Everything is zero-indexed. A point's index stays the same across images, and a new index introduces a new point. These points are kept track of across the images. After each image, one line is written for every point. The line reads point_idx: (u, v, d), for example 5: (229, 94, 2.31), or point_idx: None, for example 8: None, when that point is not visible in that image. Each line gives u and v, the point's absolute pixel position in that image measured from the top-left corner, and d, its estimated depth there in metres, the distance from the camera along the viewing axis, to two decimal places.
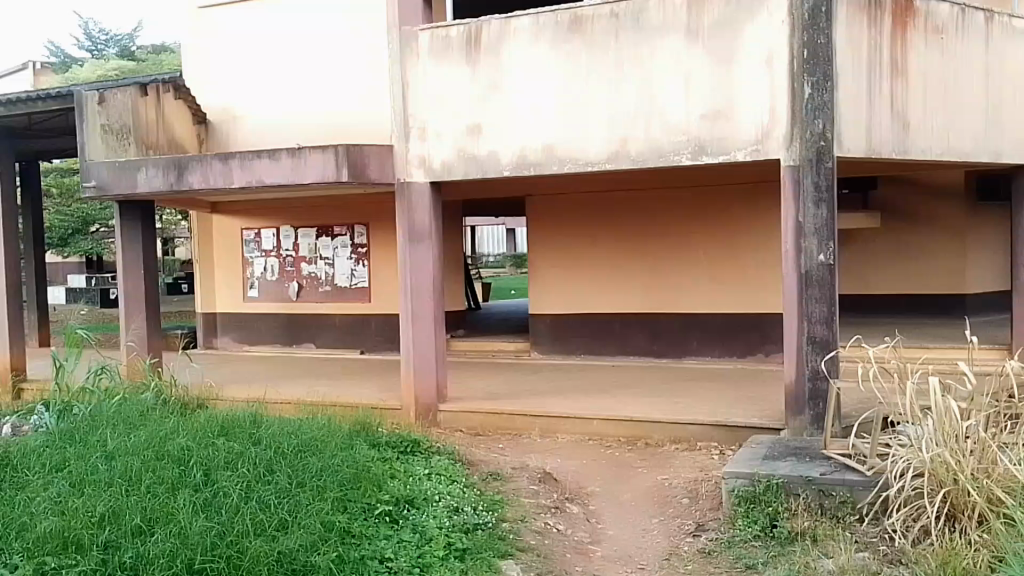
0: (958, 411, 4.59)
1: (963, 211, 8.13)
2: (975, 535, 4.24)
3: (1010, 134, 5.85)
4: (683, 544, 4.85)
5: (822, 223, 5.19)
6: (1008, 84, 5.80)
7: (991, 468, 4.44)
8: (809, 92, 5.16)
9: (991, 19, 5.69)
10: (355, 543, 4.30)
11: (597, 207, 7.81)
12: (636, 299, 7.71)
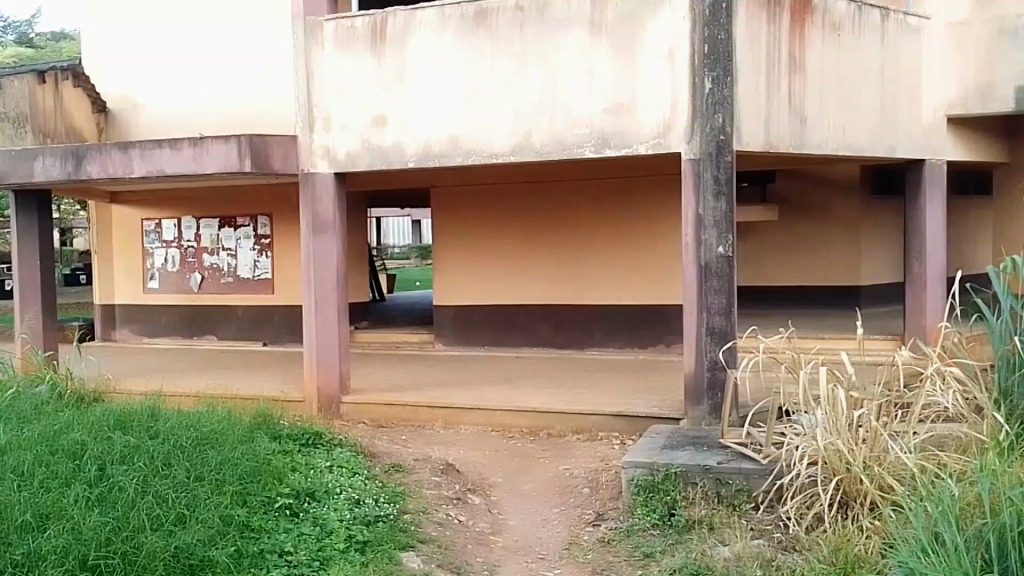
0: (846, 400, 4.59)
1: (860, 204, 8.28)
2: (866, 522, 4.22)
3: (904, 130, 6.01)
4: (584, 533, 4.87)
5: (721, 217, 5.27)
6: (901, 81, 5.96)
7: (882, 455, 4.44)
8: (709, 87, 5.22)
9: (887, 16, 5.83)
10: (254, 537, 4.26)
11: (518, 200, 7.78)
12: (555, 292, 7.72)
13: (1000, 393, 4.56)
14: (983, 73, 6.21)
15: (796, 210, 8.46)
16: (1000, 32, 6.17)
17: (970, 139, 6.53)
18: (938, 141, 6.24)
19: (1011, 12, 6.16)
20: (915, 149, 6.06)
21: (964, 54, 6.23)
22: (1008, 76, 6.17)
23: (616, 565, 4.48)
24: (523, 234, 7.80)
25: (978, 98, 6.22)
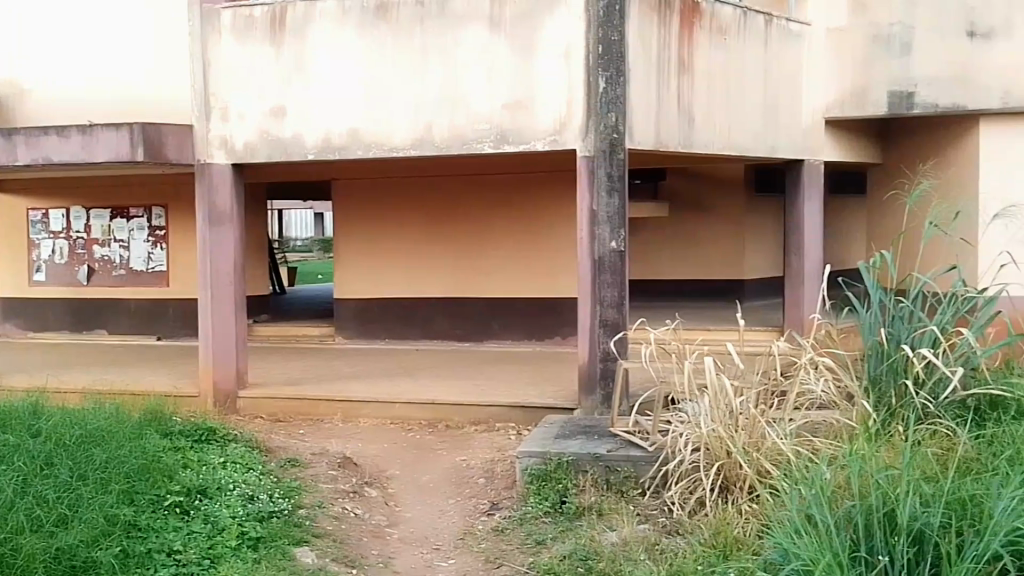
0: (733, 389, 4.73)
1: (741, 200, 8.63)
2: (744, 505, 4.38)
3: (787, 131, 6.31)
4: (478, 523, 4.95)
5: (614, 212, 5.40)
6: (783, 83, 6.25)
7: (761, 442, 4.54)
8: (603, 86, 5.32)
9: (770, 22, 6.11)
10: (141, 537, 4.17)
11: (427, 193, 7.79)
12: (460, 286, 7.76)
13: (871, 382, 4.56)
14: (860, 77, 6.57)
15: (683, 207, 8.78)
16: (875, 39, 6.53)
17: (848, 141, 6.92)
18: (818, 142, 6.57)
19: (885, 21, 6.51)
20: (796, 149, 6.38)
21: (842, 60, 6.60)
22: (881, 81, 6.54)
23: (509, 553, 4.57)
24: (431, 227, 7.82)
25: (854, 103, 6.59)
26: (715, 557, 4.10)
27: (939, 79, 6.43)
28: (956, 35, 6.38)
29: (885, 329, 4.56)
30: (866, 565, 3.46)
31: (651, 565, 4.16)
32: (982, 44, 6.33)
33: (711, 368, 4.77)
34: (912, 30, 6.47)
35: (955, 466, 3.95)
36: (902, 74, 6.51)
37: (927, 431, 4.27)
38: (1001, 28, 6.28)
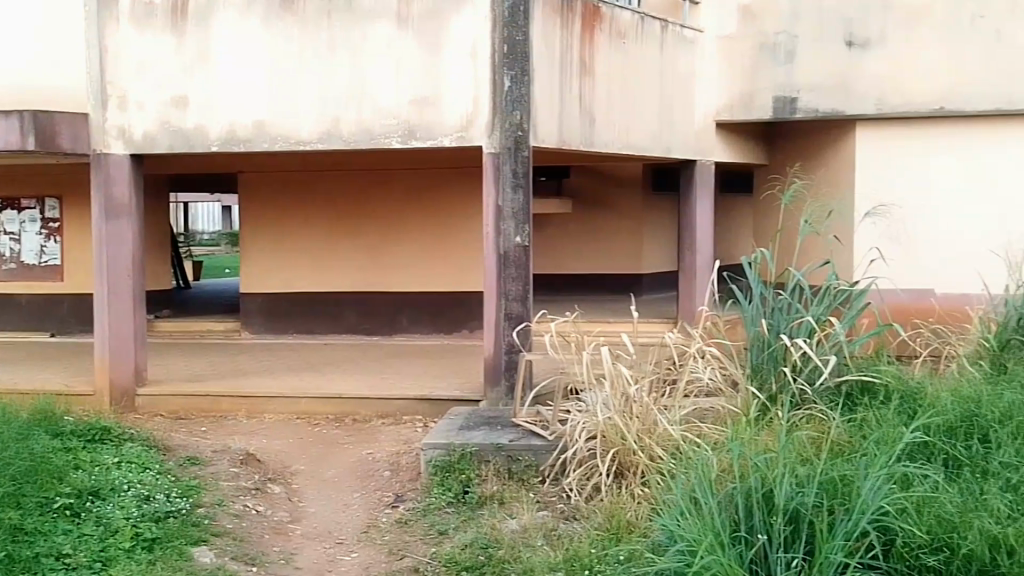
0: (628, 375, 4.95)
1: (639, 197, 8.98)
2: (637, 490, 4.53)
3: (680, 133, 6.64)
4: (382, 516, 4.96)
5: (518, 208, 5.50)
6: (677, 86, 6.57)
7: (653, 428, 4.73)
8: (509, 84, 5.39)
9: (666, 28, 6.40)
10: (28, 541, 4.05)
11: (338, 189, 7.76)
12: (371, 282, 7.76)
13: (753, 370, 4.83)
14: (747, 82, 6.93)
15: (586, 205, 9.03)
16: (761, 47, 6.89)
17: (738, 142, 7.33)
18: (709, 144, 6.93)
19: (771, 30, 6.87)
20: (689, 150, 6.74)
21: (732, 65, 6.96)
22: (766, 86, 6.90)
23: (412, 544, 4.61)
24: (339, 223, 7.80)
25: (742, 107, 6.97)
26: (608, 540, 4.24)
27: (821, 86, 6.79)
28: (835, 45, 6.73)
29: (766, 321, 4.80)
30: (746, 544, 3.63)
31: (548, 550, 4.28)
32: (858, 53, 6.69)
33: (609, 358, 4.98)
34: (796, 39, 6.82)
35: (828, 449, 4.17)
36: (785, 81, 6.87)
37: (803, 418, 4.50)
38: (876, 40, 6.65)
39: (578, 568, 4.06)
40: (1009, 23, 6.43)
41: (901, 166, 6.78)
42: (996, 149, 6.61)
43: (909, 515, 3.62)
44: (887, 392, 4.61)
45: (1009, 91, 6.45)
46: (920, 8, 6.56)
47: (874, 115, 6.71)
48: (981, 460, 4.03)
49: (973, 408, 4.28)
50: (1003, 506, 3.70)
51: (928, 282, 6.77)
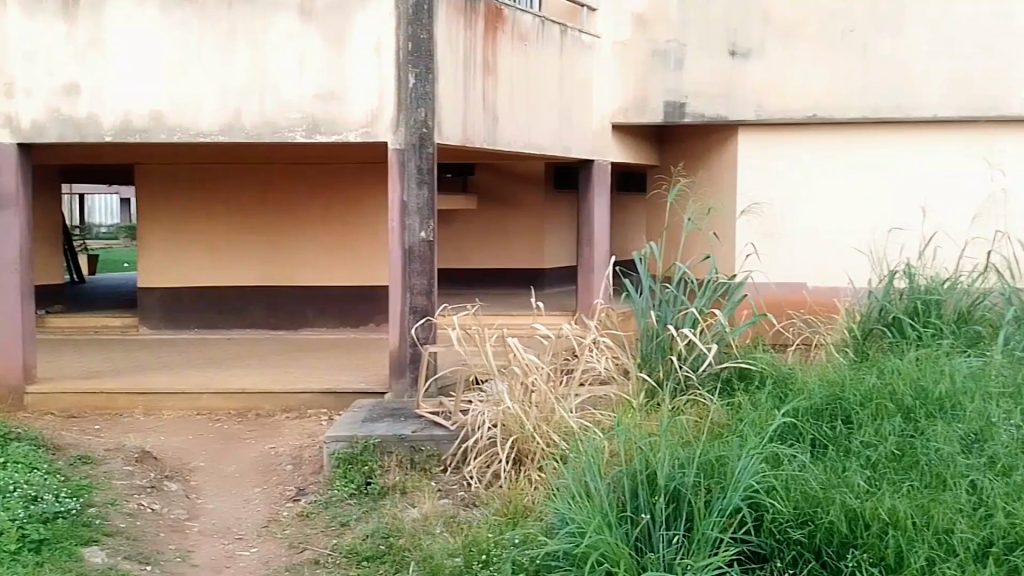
0: (536, 363, 5.09)
1: (541, 196, 9.21)
2: (534, 475, 4.69)
3: (577, 132, 7.00)
4: (283, 510, 4.95)
5: (423, 203, 5.49)
6: (574, 88, 6.91)
7: (550, 415, 4.91)
8: (413, 82, 5.43)
9: (564, 33, 6.73)
10: None
11: (238, 182, 7.73)
12: (274, 275, 7.81)
13: (643, 358, 5.17)
14: (641, 87, 7.27)
15: (492, 203, 9.20)
16: (653, 53, 7.23)
17: (629, 142, 7.69)
18: (605, 144, 7.31)
19: (661, 38, 7.21)
20: (587, 150, 7.11)
21: (625, 70, 7.30)
22: (658, 91, 7.24)
23: (313, 537, 4.61)
24: (236, 217, 7.79)
25: (635, 110, 7.30)
26: (505, 524, 4.36)
27: (707, 92, 7.17)
28: (719, 54, 7.13)
29: (654, 313, 5.18)
30: (632, 524, 3.78)
31: (448, 537, 4.38)
32: (740, 62, 7.11)
33: (514, 344, 5.19)
34: (684, 47, 7.18)
35: (707, 431, 4.46)
36: (674, 86, 7.22)
37: (687, 402, 4.86)
38: (756, 50, 7.09)
39: (475, 553, 4.15)
40: (874, 38, 6.95)
41: (780, 167, 7.22)
42: (864, 153, 7.13)
43: (778, 494, 3.82)
44: (762, 377, 4.96)
45: (872, 104, 6.97)
46: (796, 21, 7.03)
47: (754, 121, 7.13)
48: (843, 440, 4.31)
49: (837, 393, 4.62)
50: (861, 483, 3.92)
51: (801, 275, 7.23)
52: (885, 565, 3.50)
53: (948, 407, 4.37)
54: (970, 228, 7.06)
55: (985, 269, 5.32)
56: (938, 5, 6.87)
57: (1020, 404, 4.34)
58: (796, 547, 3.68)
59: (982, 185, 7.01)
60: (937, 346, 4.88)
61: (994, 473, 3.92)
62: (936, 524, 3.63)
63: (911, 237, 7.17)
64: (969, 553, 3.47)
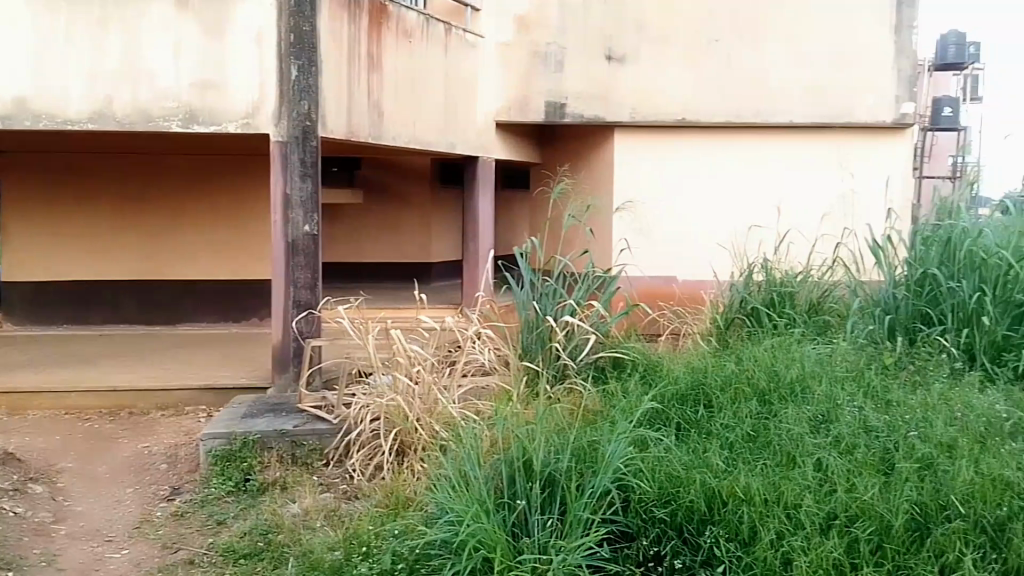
0: (419, 352, 5.13)
1: (428, 191, 9.30)
2: (418, 465, 4.68)
3: (461, 129, 7.16)
4: (157, 510, 4.79)
5: (307, 197, 5.44)
6: (459, 86, 7.07)
7: (434, 406, 4.93)
8: (295, 74, 5.38)
9: (450, 31, 6.86)
10: None
11: (106, 173, 7.86)
12: (145, 265, 8.00)
13: (524, 350, 5.30)
14: (524, 87, 7.47)
15: (383, 200, 9.24)
16: (534, 55, 7.43)
17: (514, 141, 7.93)
18: (489, 141, 7.52)
19: (543, 41, 7.42)
20: (473, 148, 7.32)
21: (507, 71, 7.48)
22: (539, 91, 7.46)
23: (188, 536, 4.48)
24: (117, 213, 7.96)
25: (517, 110, 7.50)
26: (385, 515, 4.34)
27: (585, 94, 7.43)
28: (597, 58, 7.40)
29: (535, 305, 5.33)
30: (509, 509, 3.86)
31: (328, 530, 4.34)
32: (616, 67, 7.41)
33: (398, 334, 5.23)
34: (564, 49, 7.41)
35: (579, 417, 4.63)
36: (554, 87, 7.45)
37: (564, 390, 5.02)
38: (632, 56, 7.39)
39: (355, 544, 4.12)
40: (739, 48, 7.38)
41: (656, 167, 7.55)
42: (734, 155, 7.56)
43: (643, 475, 4.05)
44: (634, 366, 5.21)
45: (736, 111, 7.40)
46: (669, 29, 7.37)
47: (629, 123, 7.44)
48: (705, 422, 4.56)
49: (700, 379, 4.90)
50: (720, 463, 4.13)
51: (674, 270, 7.60)
52: (739, 539, 3.69)
53: (798, 391, 4.64)
54: (820, 226, 7.62)
55: (833, 264, 5.72)
56: (795, 19, 7.36)
57: (863, 386, 4.61)
58: (660, 525, 3.87)
59: (833, 185, 7.57)
60: (790, 333, 5.22)
61: (838, 451, 4.14)
62: (785, 500, 3.80)
63: (768, 234, 7.68)
64: (815, 526, 3.64)
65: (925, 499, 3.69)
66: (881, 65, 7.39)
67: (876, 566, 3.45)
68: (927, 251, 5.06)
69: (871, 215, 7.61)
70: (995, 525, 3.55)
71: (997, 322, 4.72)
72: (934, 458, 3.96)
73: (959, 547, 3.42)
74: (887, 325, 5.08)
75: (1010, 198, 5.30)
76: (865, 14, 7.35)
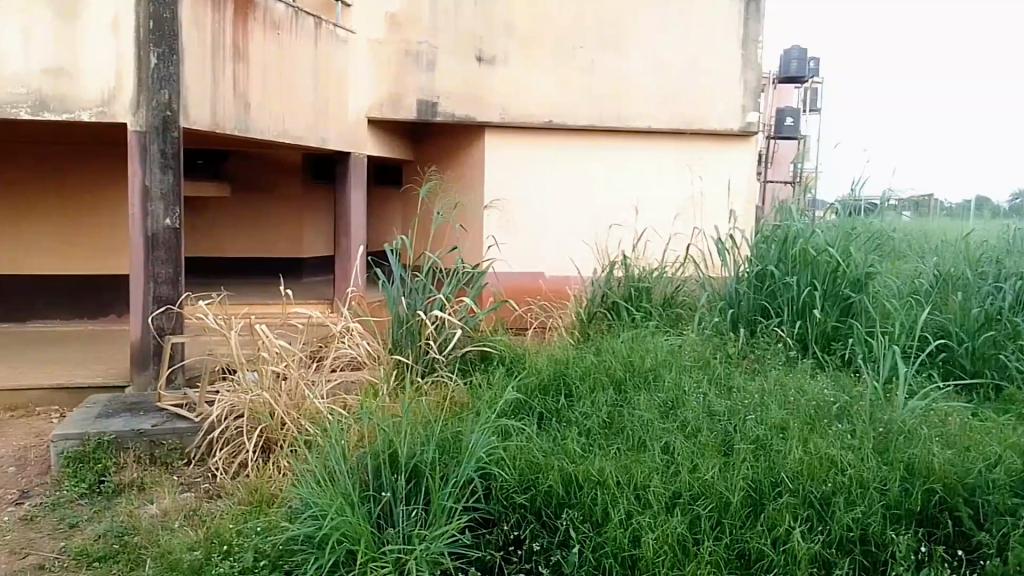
0: (285, 348, 4.99)
1: (299, 186, 9.30)
2: (283, 461, 4.56)
3: (333, 124, 7.22)
4: (3, 515, 4.50)
5: (168, 188, 5.30)
6: (330, 80, 7.12)
7: (300, 402, 4.81)
8: (155, 62, 5.21)
9: (320, 24, 6.88)
10: None
11: None
12: None
13: (393, 344, 5.33)
14: (395, 84, 7.59)
15: (256, 195, 9.17)
16: (405, 52, 7.53)
17: (384, 136, 8.04)
18: (361, 137, 7.62)
19: (414, 38, 7.51)
20: (343, 142, 7.37)
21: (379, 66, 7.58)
22: (411, 89, 7.58)
23: (37, 542, 4.22)
24: None
25: (390, 106, 7.63)
26: (247, 513, 4.21)
27: (456, 94, 7.58)
28: (468, 57, 7.55)
29: (404, 301, 5.37)
30: (374, 502, 3.82)
31: (187, 531, 4.15)
32: (486, 68, 7.59)
33: (263, 330, 5.06)
34: (435, 48, 7.53)
35: (445, 410, 4.67)
36: (426, 86, 7.57)
37: (431, 383, 5.09)
38: (501, 58, 7.59)
39: (216, 544, 3.96)
40: (602, 54, 7.72)
41: (527, 168, 7.79)
42: (605, 157, 7.91)
43: (505, 463, 4.10)
44: (500, 359, 5.39)
45: (599, 113, 7.75)
46: (537, 33, 7.60)
47: (500, 123, 7.63)
48: (565, 410, 4.75)
49: (562, 369, 5.12)
50: (576, 448, 4.28)
51: (541, 267, 7.88)
52: (593, 521, 3.83)
53: (650, 378, 4.94)
54: (672, 224, 8.09)
55: (684, 260, 6.19)
56: (655, 28, 7.76)
57: (708, 373, 4.95)
58: (520, 510, 3.96)
59: (686, 186, 8.06)
60: (645, 326, 5.57)
61: (684, 434, 4.36)
62: (635, 482, 3.95)
63: (626, 232, 8.09)
64: (660, 505, 3.82)
65: (760, 478, 3.92)
66: (730, 76, 7.91)
67: (716, 540, 3.70)
68: (768, 249, 5.55)
69: (716, 217, 8.18)
70: (822, 499, 3.81)
71: (827, 314, 5.15)
72: (768, 439, 4.21)
73: (789, 520, 3.68)
74: (731, 318, 5.49)
75: (840, 200, 5.79)
76: (716, 26, 7.83)
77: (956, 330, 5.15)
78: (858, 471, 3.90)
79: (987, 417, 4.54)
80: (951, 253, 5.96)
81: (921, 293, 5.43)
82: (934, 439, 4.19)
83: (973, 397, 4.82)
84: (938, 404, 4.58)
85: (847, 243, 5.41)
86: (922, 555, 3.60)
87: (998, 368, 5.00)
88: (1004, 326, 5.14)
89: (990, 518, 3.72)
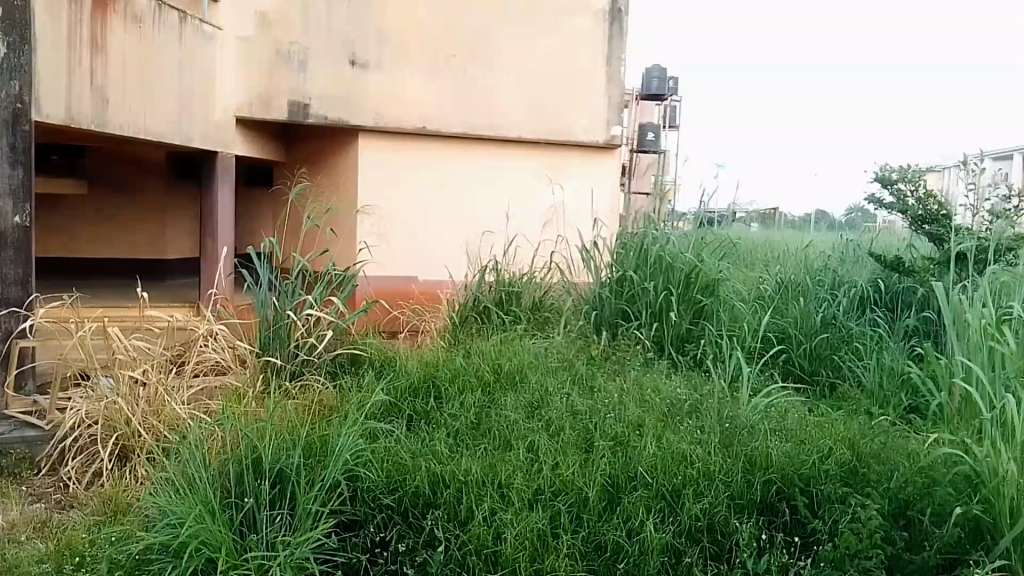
0: (142, 356, 4.86)
1: (162, 187, 9.04)
2: (139, 470, 4.41)
3: (198, 122, 7.10)
4: None
5: (18, 184, 4.98)
6: (196, 76, 7.01)
7: (160, 409, 4.70)
8: (4, 51, 4.87)
9: (185, 19, 6.77)
10: None
11: None
12: None
13: (261, 347, 5.29)
14: (265, 83, 7.56)
15: (117, 192, 8.89)
16: (277, 52, 7.51)
17: (254, 134, 7.97)
18: (229, 136, 7.53)
19: (284, 38, 7.51)
20: (211, 139, 7.27)
21: (248, 64, 7.51)
22: (282, 89, 7.56)
23: None
24: None
25: (260, 105, 7.58)
26: (101, 523, 4.01)
27: (329, 96, 7.61)
28: (341, 60, 7.60)
29: (273, 302, 5.36)
30: (236, 509, 3.68)
31: (36, 543, 3.90)
32: (359, 71, 7.65)
33: (115, 333, 4.90)
34: (306, 50, 7.54)
35: (312, 414, 4.56)
36: (297, 87, 7.57)
37: (300, 387, 5.09)
38: (374, 62, 7.67)
39: (67, 556, 3.74)
40: (474, 63, 7.90)
41: (405, 172, 7.91)
42: (478, 164, 8.12)
43: (373, 465, 4.01)
44: (370, 362, 5.48)
45: (471, 121, 7.93)
46: (410, 39, 7.72)
47: (373, 126, 7.69)
48: (434, 412, 4.76)
49: (431, 372, 5.19)
50: (445, 449, 4.21)
51: (413, 270, 7.96)
52: (458, 519, 3.72)
53: (516, 379, 5.09)
54: (541, 231, 8.37)
55: (551, 267, 6.52)
56: (525, 40, 8.00)
57: (573, 375, 5.15)
58: (386, 511, 3.81)
59: (548, 195, 8.36)
60: (514, 329, 5.87)
61: (548, 434, 4.43)
62: (500, 479, 3.93)
63: (498, 238, 8.33)
64: (523, 502, 3.77)
65: (616, 473, 3.97)
66: (595, 89, 8.26)
67: (574, 534, 3.66)
68: (625, 255, 5.90)
69: (580, 221, 8.47)
70: (673, 492, 3.86)
71: (681, 316, 5.50)
72: (625, 436, 4.31)
73: (641, 513, 3.70)
74: (594, 321, 5.85)
75: (693, 211, 6.29)
76: (584, 41, 8.15)
77: (795, 333, 5.57)
78: (705, 464, 3.98)
79: (821, 413, 4.81)
80: (792, 263, 6.48)
81: (766, 298, 5.88)
82: (773, 433, 4.35)
83: (810, 395, 5.17)
84: (778, 403, 4.84)
85: (697, 251, 5.87)
86: (763, 542, 3.60)
87: (831, 368, 5.44)
88: (838, 330, 5.63)
89: (823, 506, 3.73)
